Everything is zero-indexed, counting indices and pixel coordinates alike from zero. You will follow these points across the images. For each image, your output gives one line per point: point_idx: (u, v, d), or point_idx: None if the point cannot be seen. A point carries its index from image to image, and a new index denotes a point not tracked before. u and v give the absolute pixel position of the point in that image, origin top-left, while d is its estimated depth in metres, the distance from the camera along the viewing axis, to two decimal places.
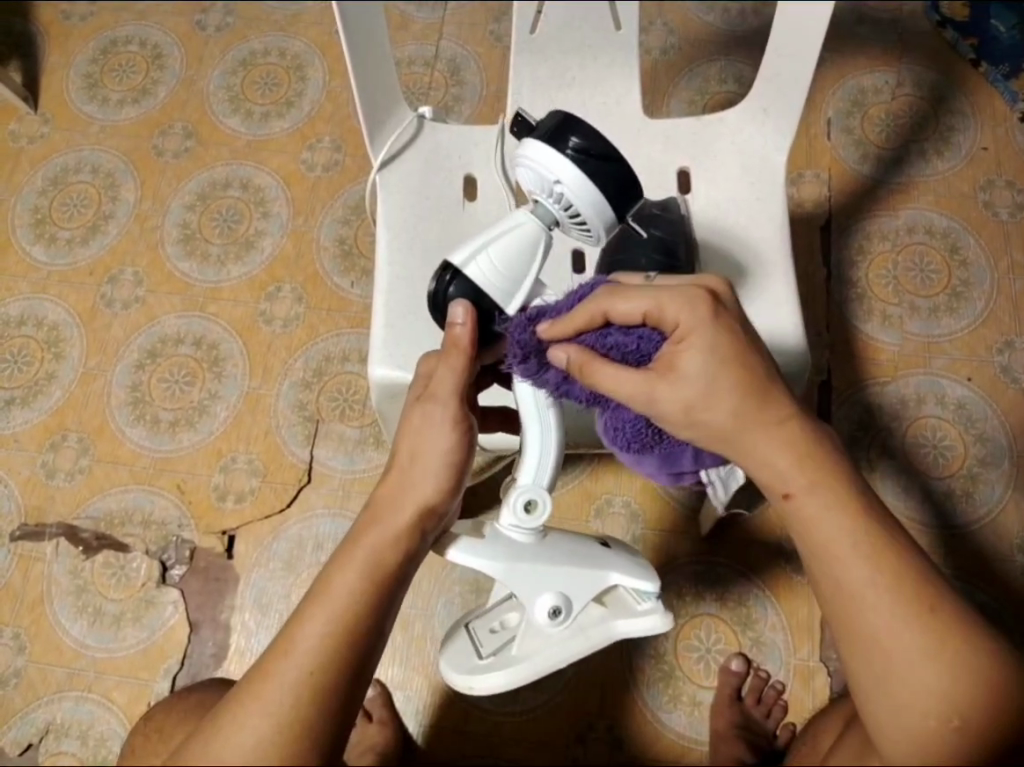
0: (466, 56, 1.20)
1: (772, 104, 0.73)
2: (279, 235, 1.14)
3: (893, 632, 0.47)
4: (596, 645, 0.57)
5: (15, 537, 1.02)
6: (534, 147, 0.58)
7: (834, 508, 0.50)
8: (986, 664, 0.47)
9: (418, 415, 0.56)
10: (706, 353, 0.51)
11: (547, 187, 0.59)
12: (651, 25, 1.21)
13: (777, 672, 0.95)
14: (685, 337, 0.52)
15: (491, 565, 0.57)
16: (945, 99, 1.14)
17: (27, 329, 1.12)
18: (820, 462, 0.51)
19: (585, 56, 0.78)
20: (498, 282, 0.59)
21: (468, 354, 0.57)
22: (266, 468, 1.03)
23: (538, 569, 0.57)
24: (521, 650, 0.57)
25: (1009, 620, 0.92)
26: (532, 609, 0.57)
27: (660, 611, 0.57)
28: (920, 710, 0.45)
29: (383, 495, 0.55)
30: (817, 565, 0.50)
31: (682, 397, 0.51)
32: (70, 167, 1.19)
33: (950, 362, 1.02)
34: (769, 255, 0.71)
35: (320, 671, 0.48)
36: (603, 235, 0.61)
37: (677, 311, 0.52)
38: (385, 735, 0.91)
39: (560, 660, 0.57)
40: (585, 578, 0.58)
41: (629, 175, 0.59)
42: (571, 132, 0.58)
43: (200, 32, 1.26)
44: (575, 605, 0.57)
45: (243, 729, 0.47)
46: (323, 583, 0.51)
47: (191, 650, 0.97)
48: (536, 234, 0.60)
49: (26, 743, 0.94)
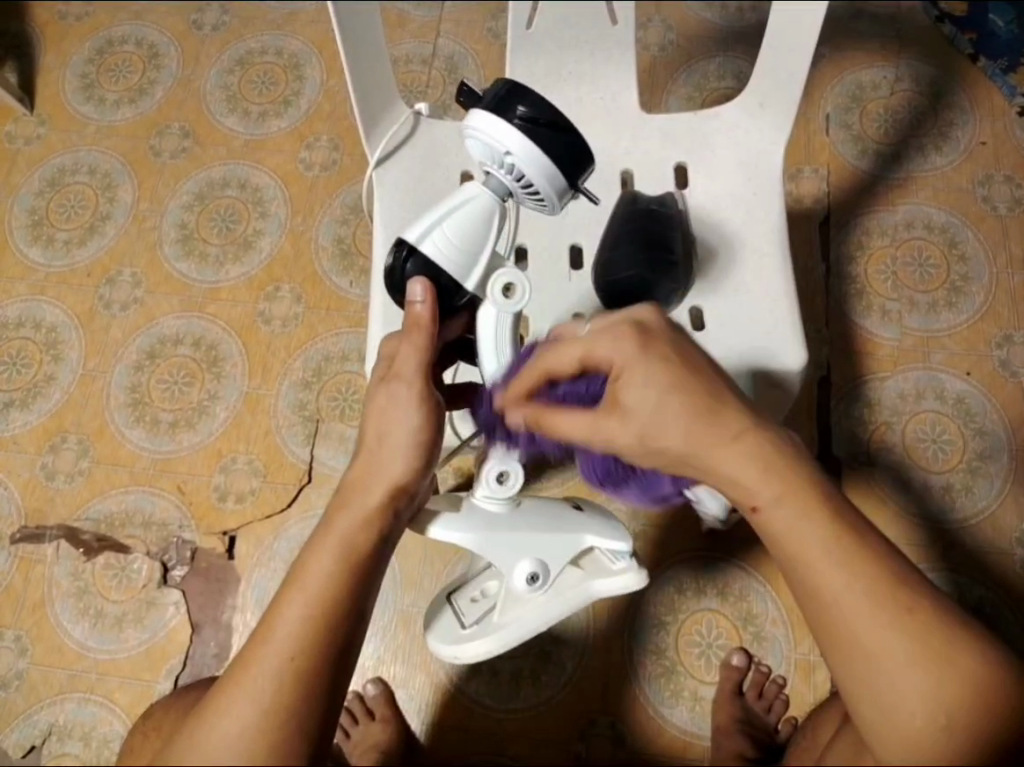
0: (464, 53, 1.20)
1: (767, 97, 0.73)
2: (277, 235, 1.14)
3: (874, 638, 0.45)
4: (574, 607, 0.61)
5: (15, 539, 1.02)
6: (480, 118, 0.57)
7: (807, 519, 0.47)
8: (972, 658, 0.45)
9: (385, 397, 0.56)
10: (647, 384, 0.49)
11: (498, 159, 0.58)
12: (648, 22, 1.20)
13: (778, 667, 0.95)
14: (621, 373, 0.51)
15: (468, 537, 0.60)
16: (942, 94, 1.14)
17: (25, 332, 1.11)
18: (787, 469, 0.48)
19: (583, 52, 0.77)
20: (455, 256, 0.59)
21: (431, 330, 0.57)
22: (267, 468, 1.03)
23: (516, 538, 0.61)
24: (501, 620, 0.62)
25: (1008, 612, 0.92)
26: (511, 577, 0.61)
27: (633, 570, 0.61)
28: (906, 711, 0.44)
29: (352, 478, 0.55)
30: (798, 578, 0.48)
31: (636, 430, 0.50)
32: (67, 168, 1.19)
33: (948, 357, 1.02)
34: (765, 249, 0.71)
35: (302, 655, 0.48)
36: (557, 204, 0.59)
37: (608, 351, 0.51)
38: (389, 733, 0.91)
39: (540, 621, 0.61)
40: (560, 544, 0.62)
41: (579, 141, 0.57)
42: (517, 103, 0.56)
43: (196, 32, 1.25)
44: (553, 572, 0.61)
45: (227, 717, 0.47)
46: (299, 569, 0.51)
47: (193, 650, 0.97)
48: (489, 205, 0.59)
49: (29, 745, 0.94)
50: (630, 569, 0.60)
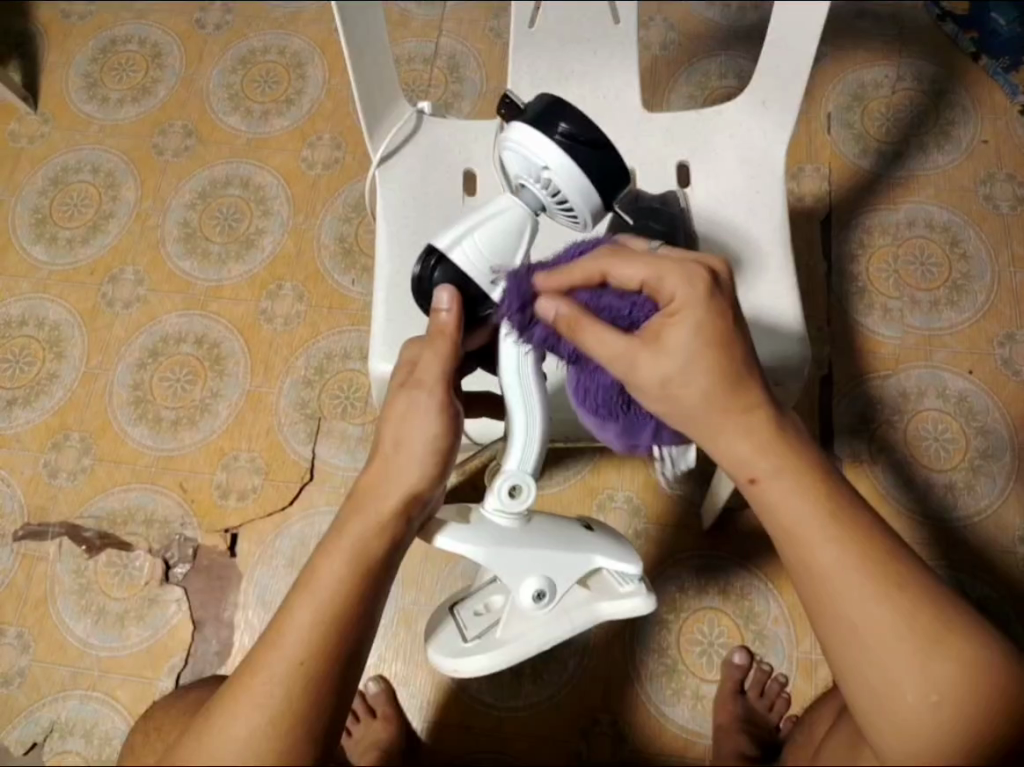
0: (466, 52, 1.21)
1: (770, 95, 0.73)
2: (280, 233, 1.14)
3: (866, 619, 0.45)
4: (580, 627, 0.60)
5: (17, 536, 1.02)
6: (522, 132, 0.58)
7: (803, 495, 0.48)
8: (966, 645, 0.45)
9: (404, 404, 0.55)
10: (695, 330, 0.49)
11: (535, 173, 0.58)
12: (650, 21, 1.20)
13: (780, 665, 0.95)
14: (677, 311, 0.49)
15: (478, 550, 0.58)
16: (944, 93, 1.14)
17: (28, 330, 1.12)
18: (783, 446, 0.49)
19: (585, 51, 0.77)
20: (486, 267, 0.58)
21: (453, 340, 0.55)
22: (268, 465, 1.04)
23: (524, 555, 0.59)
24: (504, 636, 0.60)
25: (1010, 611, 0.92)
26: (517, 593, 0.59)
27: (642, 594, 0.60)
28: (900, 695, 0.44)
29: (366, 485, 0.54)
30: (790, 553, 0.48)
31: (664, 370, 0.48)
32: (70, 166, 1.20)
33: (951, 355, 1.02)
34: (767, 247, 0.71)
35: (309, 661, 0.48)
36: (588, 222, 0.60)
37: (676, 286, 0.50)
38: (390, 733, 0.91)
39: (544, 640, 0.60)
40: (568, 564, 0.60)
41: (616, 162, 0.59)
42: (559, 119, 0.57)
43: (199, 32, 1.26)
44: (559, 590, 0.60)
45: (235, 722, 0.47)
46: (310, 575, 0.51)
47: (195, 648, 0.97)
48: (522, 218, 0.59)
49: (31, 742, 0.94)
50: (639, 593, 0.60)
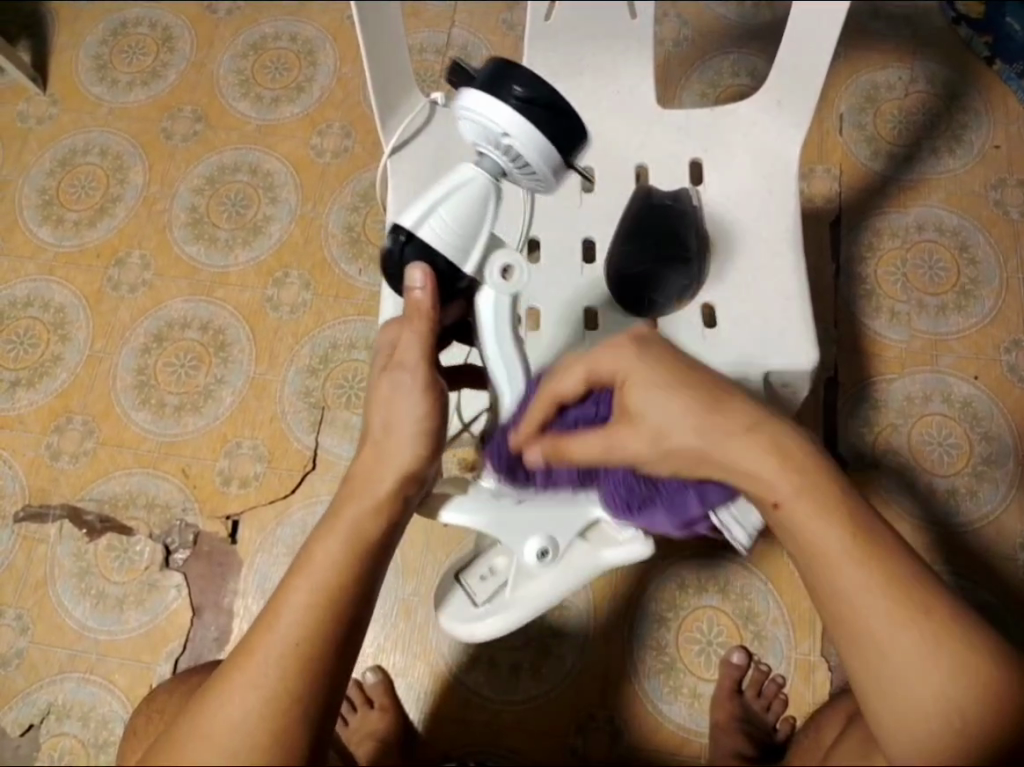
0: (478, 44, 1.20)
1: (785, 95, 0.72)
2: (287, 221, 1.14)
3: (890, 637, 0.44)
4: (584, 578, 0.66)
5: (18, 517, 1.02)
6: (476, 99, 0.56)
7: (825, 519, 0.47)
8: (990, 669, 0.44)
9: (388, 386, 0.56)
10: (655, 387, 0.52)
11: (493, 139, 0.57)
12: (665, 17, 1.20)
13: (778, 666, 0.95)
14: (627, 379, 0.53)
15: (479, 518, 0.64)
16: (957, 97, 1.13)
17: (33, 311, 1.11)
18: (804, 468, 0.49)
19: (600, 44, 0.77)
20: (453, 240, 0.58)
21: (430, 317, 0.58)
22: (271, 453, 1.03)
23: (526, 517, 0.65)
24: (514, 595, 0.67)
25: (1007, 617, 0.93)
26: (522, 553, 0.65)
27: (640, 539, 0.65)
28: (922, 715, 0.43)
29: (357, 470, 0.55)
30: (813, 572, 0.47)
31: (646, 435, 0.52)
32: (78, 148, 1.19)
33: (956, 360, 1.02)
34: (780, 250, 0.71)
35: (306, 640, 0.48)
36: (552, 183, 0.59)
37: (610, 361, 0.54)
38: (387, 722, 0.92)
39: (552, 593, 0.66)
40: (568, 520, 0.66)
41: (575, 122, 0.58)
42: (513, 81, 0.56)
43: (211, 15, 1.25)
44: (562, 546, 0.66)
45: (230, 703, 0.46)
46: (306, 557, 0.51)
47: (193, 634, 0.97)
48: (485, 186, 0.59)
49: (28, 723, 0.94)
50: (637, 538, 0.65)
